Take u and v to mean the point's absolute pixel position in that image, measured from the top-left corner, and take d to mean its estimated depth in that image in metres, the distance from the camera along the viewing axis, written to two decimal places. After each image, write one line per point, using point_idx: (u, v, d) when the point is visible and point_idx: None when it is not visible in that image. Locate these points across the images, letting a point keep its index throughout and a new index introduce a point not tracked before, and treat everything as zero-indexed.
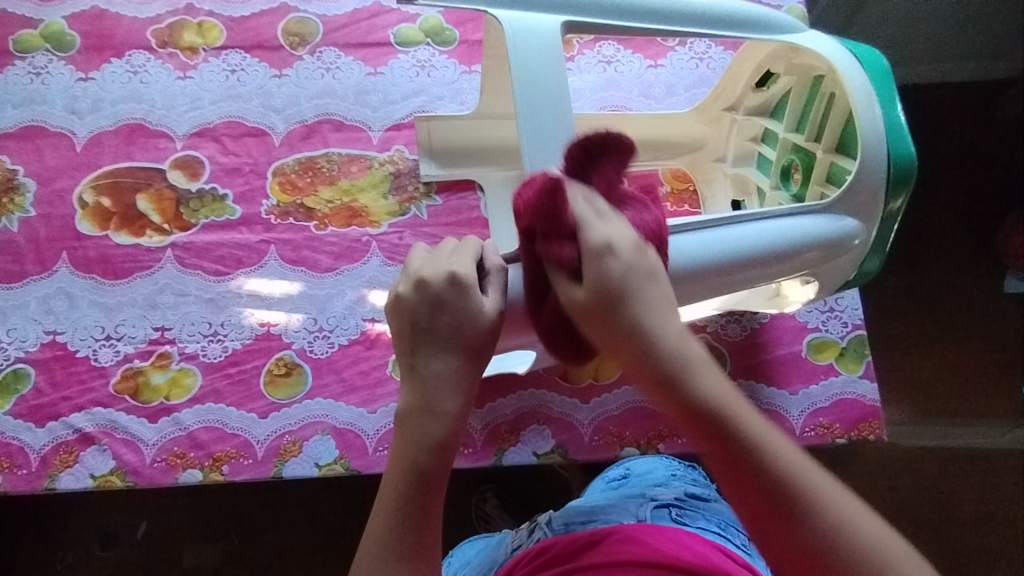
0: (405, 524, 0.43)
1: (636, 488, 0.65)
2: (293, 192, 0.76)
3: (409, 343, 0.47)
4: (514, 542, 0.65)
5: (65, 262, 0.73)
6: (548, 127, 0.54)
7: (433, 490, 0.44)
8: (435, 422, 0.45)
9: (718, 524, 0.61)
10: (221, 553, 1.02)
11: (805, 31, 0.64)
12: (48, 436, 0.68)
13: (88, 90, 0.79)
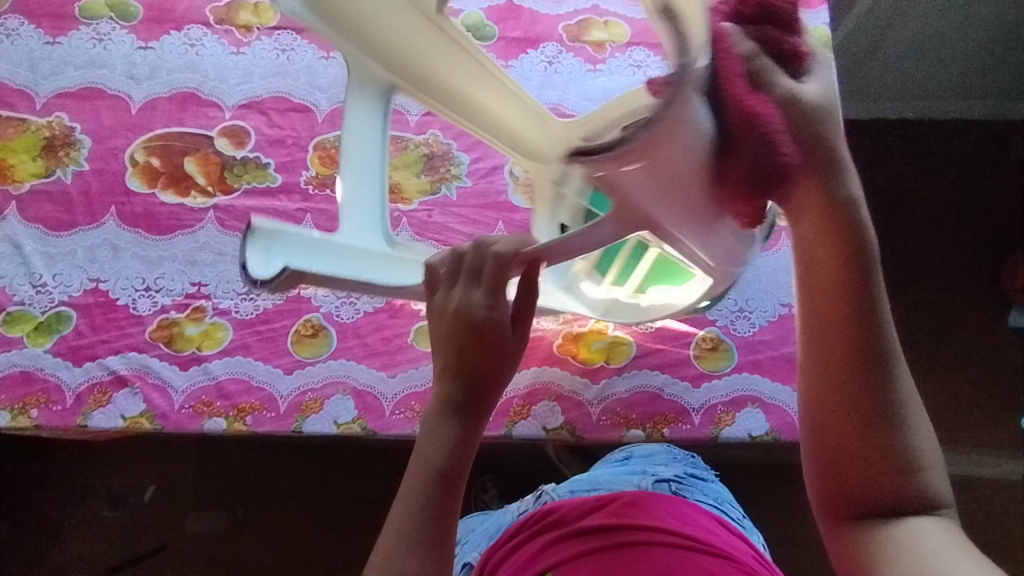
0: (425, 513, 0.49)
1: (637, 466, 0.73)
2: (332, 166, 0.80)
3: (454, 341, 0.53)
4: (520, 508, 0.72)
5: (113, 215, 0.78)
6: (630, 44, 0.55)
7: (451, 486, 0.50)
8: (449, 424, 0.52)
9: (715, 499, 0.71)
10: (225, 521, 1.05)
11: None
12: (84, 376, 0.72)
13: (146, 59, 0.84)
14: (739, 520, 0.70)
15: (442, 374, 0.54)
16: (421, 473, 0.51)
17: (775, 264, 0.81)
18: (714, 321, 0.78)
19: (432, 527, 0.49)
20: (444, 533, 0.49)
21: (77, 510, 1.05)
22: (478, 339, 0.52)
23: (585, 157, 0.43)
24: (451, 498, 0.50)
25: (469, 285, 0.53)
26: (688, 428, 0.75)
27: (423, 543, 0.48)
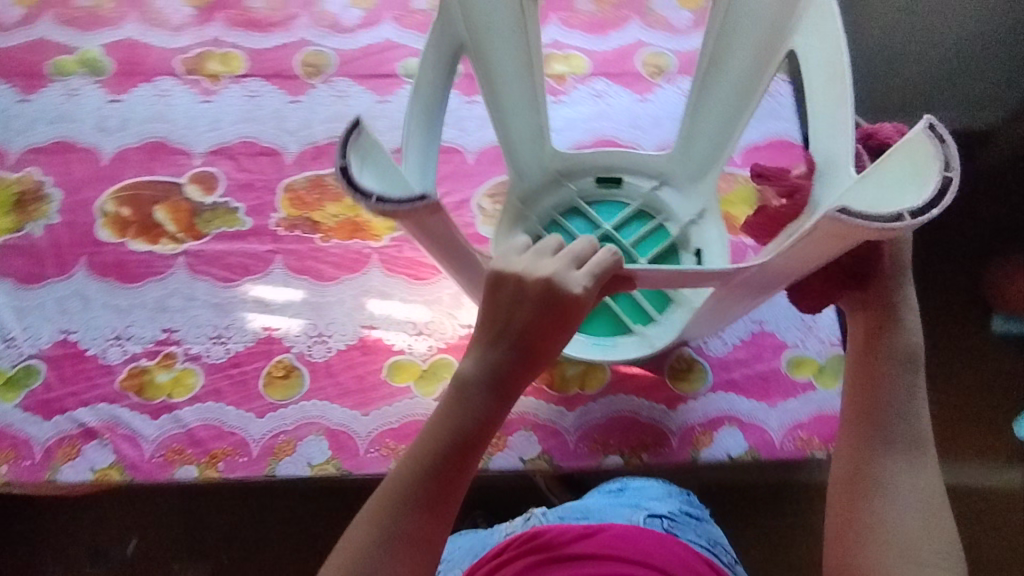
0: (431, 477, 0.52)
1: (631, 499, 0.73)
2: (302, 207, 0.81)
3: (494, 318, 0.53)
4: (508, 529, 0.71)
5: (83, 266, 0.78)
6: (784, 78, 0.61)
7: (462, 463, 0.53)
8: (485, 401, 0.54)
9: (707, 541, 0.70)
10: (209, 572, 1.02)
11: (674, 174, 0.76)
12: (53, 429, 0.71)
13: (116, 111, 0.86)
14: (729, 564, 0.69)
15: (491, 339, 0.54)
16: (443, 436, 0.53)
17: None
18: (689, 342, 0.78)
19: (434, 492, 0.51)
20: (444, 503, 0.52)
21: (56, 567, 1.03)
22: (551, 316, 0.52)
23: (853, 218, 0.44)
24: (467, 466, 0.53)
25: (568, 266, 0.53)
26: (667, 452, 0.74)
27: (418, 505, 0.51)
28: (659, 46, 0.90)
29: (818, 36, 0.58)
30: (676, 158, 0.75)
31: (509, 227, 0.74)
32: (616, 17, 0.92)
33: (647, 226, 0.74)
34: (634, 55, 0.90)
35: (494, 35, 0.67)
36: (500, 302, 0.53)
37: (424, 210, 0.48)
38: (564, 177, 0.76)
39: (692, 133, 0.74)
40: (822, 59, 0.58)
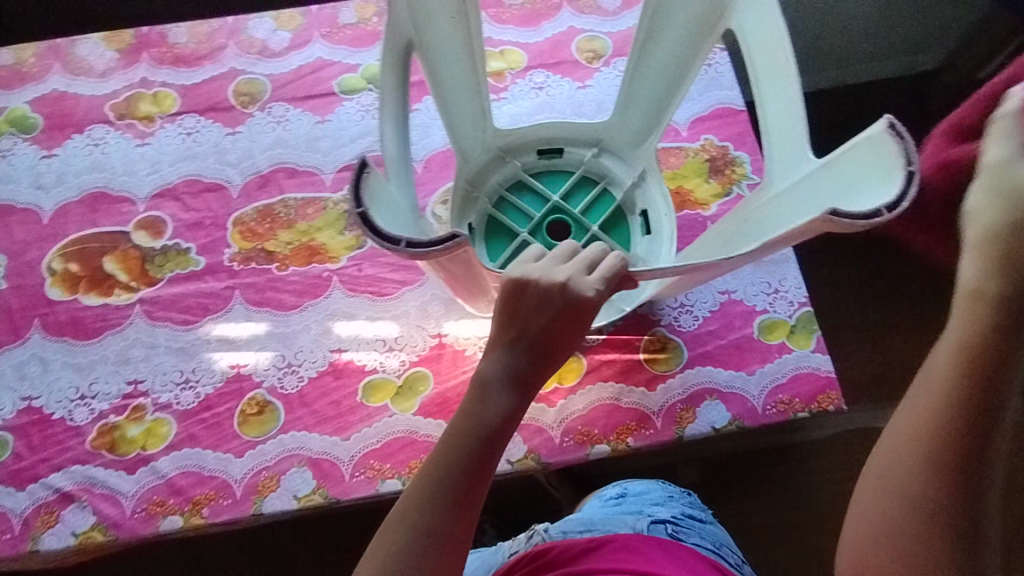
0: (460, 474, 0.51)
1: (634, 505, 0.73)
2: (254, 238, 0.80)
3: (511, 315, 0.54)
4: (512, 547, 0.71)
5: (37, 329, 0.76)
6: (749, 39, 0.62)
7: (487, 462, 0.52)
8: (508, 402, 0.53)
9: (712, 542, 0.70)
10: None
11: (618, 138, 0.74)
12: (28, 499, 0.69)
13: (52, 166, 0.83)
14: (737, 564, 0.69)
15: (508, 340, 0.54)
16: (462, 436, 0.52)
17: None
18: (660, 321, 0.78)
19: (463, 489, 0.50)
20: (469, 505, 0.50)
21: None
22: (569, 318, 0.54)
23: (842, 219, 0.46)
24: (484, 470, 0.51)
25: (581, 269, 0.55)
26: (651, 433, 0.74)
27: (446, 509, 0.50)
28: (593, 30, 0.90)
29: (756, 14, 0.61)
30: (615, 125, 0.73)
31: (462, 213, 0.71)
32: (547, 7, 0.92)
33: (593, 193, 0.73)
34: (569, 43, 0.90)
35: (446, 39, 0.67)
36: (515, 302, 0.54)
37: (449, 250, 0.54)
38: (508, 154, 0.74)
39: (629, 100, 0.73)
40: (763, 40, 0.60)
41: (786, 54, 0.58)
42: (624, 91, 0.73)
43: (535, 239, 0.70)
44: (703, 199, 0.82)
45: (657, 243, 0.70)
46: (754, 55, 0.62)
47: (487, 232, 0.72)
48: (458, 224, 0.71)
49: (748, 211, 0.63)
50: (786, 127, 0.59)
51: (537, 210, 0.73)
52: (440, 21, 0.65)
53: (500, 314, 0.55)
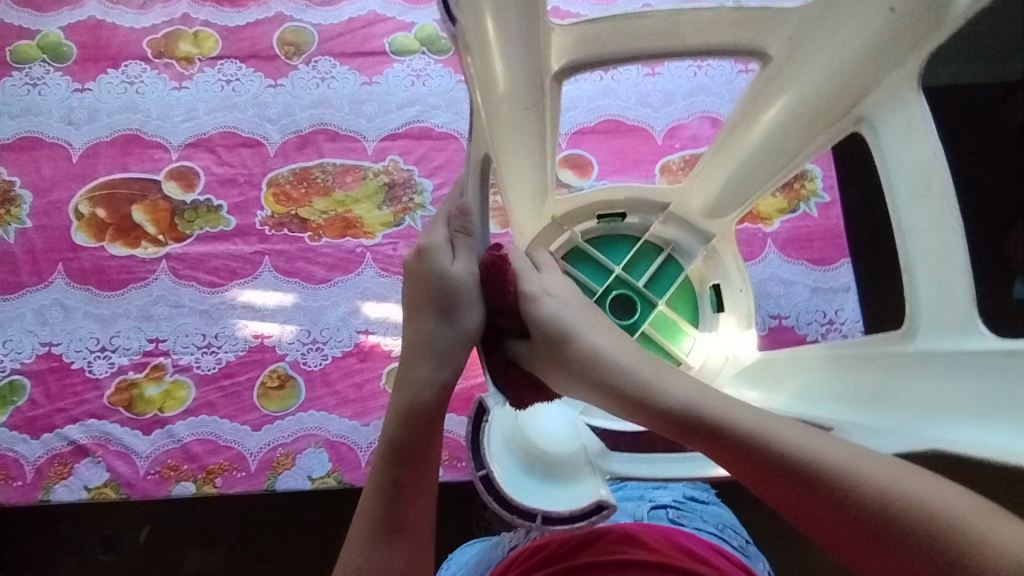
0: (382, 498, 0.42)
1: (635, 490, 0.64)
2: (288, 203, 0.76)
3: (423, 304, 0.48)
4: (511, 541, 0.59)
5: (61, 273, 0.74)
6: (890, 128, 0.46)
7: (409, 497, 0.42)
8: (422, 390, 0.45)
9: (716, 526, 0.60)
10: (224, 559, 0.86)
11: (688, 207, 0.64)
12: (42, 448, 0.68)
13: (84, 101, 0.79)
14: (742, 548, 0.59)
15: (435, 315, 0.48)
16: (391, 464, 0.42)
17: (762, 275, 0.75)
18: None
19: (403, 516, 0.41)
20: (413, 526, 0.42)
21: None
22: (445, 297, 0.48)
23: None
24: (423, 470, 0.43)
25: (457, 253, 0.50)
26: None
27: (389, 535, 0.41)
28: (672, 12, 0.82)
29: (891, 126, 0.46)
30: (688, 192, 0.64)
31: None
32: None
33: (656, 262, 0.67)
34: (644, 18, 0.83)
35: (509, 124, 0.49)
36: (423, 294, 0.49)
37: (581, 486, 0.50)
38: (564, 221, 0.66)
39: (705, 172, 0.61)
40: (913, 164, 0.44)
41: (942, 183, 0.43)
42: (706, 156, 0.60)
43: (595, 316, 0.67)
44: (766, 213, 0.77)
45: (727, 325, 0.65)
46: (895, 183, 0.46)
47: None
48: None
49: (894, 366, 0.46)
50: (938, 283, 0.44)
51: (597, 280, 0.67)
52: (502, 110, 0.48)
53: (423, 317, 0.48)
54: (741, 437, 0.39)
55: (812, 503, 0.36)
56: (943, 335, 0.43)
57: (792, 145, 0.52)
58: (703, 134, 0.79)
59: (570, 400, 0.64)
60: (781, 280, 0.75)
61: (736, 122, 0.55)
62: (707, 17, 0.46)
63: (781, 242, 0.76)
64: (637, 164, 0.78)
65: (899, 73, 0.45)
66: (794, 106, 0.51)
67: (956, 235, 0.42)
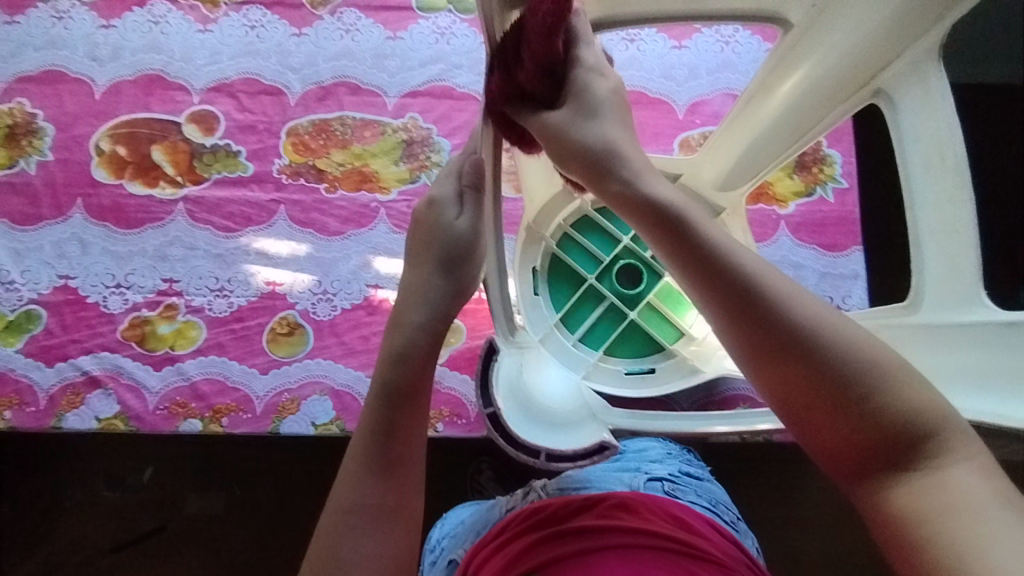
0: (375, 439, 0.42)
1: (631, 461, 0.64)
2: (306, 153, 0.76)
3: (425, 253, 0.49)
4: (507, 504, 0.60)
5: (80, 208, 0.74)
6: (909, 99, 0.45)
7: (401, 440, 0.43)
8: (415, 335, 0.45)
9: (708, 501, 0.61)
10: (223, 500, 0.89)
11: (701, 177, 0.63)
12: (56, 377, 0.70)
13: (109, 38, 0.79)
14: (733, 524, 0.60)
15: (434, 266, 0.48)
16: (383, 405, 0.43)
17: (773, 257, 0.75)
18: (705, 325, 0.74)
19: (394, 456, 0.42)
20: (403, 465, 0.42)
21: (25, 528, 0.89)
22: (451, 254, 0.48)
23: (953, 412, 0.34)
24: (415, 413, 0.43)
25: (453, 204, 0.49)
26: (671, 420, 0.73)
27: (377, 473, 0.42)
28: None
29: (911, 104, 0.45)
30: (701, 162, 0.62)
31: (526, 256, 0.66)
32: None
33: None
34: None
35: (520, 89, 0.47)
36: (423, 245, 0.49)
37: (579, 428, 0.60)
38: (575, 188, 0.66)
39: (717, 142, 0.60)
40: (927, 137, 0.44)
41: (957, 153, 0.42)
42: (717, 131, 0.59)
43: (601, 285, 0.67)
44: (783, 195, 0.76)
45: None
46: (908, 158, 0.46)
47: (552, 275, 0.68)
48: (522, 269, 0.66)
49: (897, 336, 0.46)
50: (944, 256, 0.44)
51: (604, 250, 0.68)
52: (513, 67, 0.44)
53: (417, 270, 0.49)
54: (716, 254, 0.38)
55: (765, 329, 0.36)
56: (949, 306, 0.43)
57: (810, 116, 0.51)
58: (726, 111, 0.78)
59: (574, 363, 0.64)
60: (791, 264, 0.75)
61: (752, 93, 0.53)
62: None
63: (795, 225, 0.76)
64: (656, 137, 0.78)
65: (919, 46, 0.43)
66: (812, 79, 0.49)
67: (969, 208, 0.42)
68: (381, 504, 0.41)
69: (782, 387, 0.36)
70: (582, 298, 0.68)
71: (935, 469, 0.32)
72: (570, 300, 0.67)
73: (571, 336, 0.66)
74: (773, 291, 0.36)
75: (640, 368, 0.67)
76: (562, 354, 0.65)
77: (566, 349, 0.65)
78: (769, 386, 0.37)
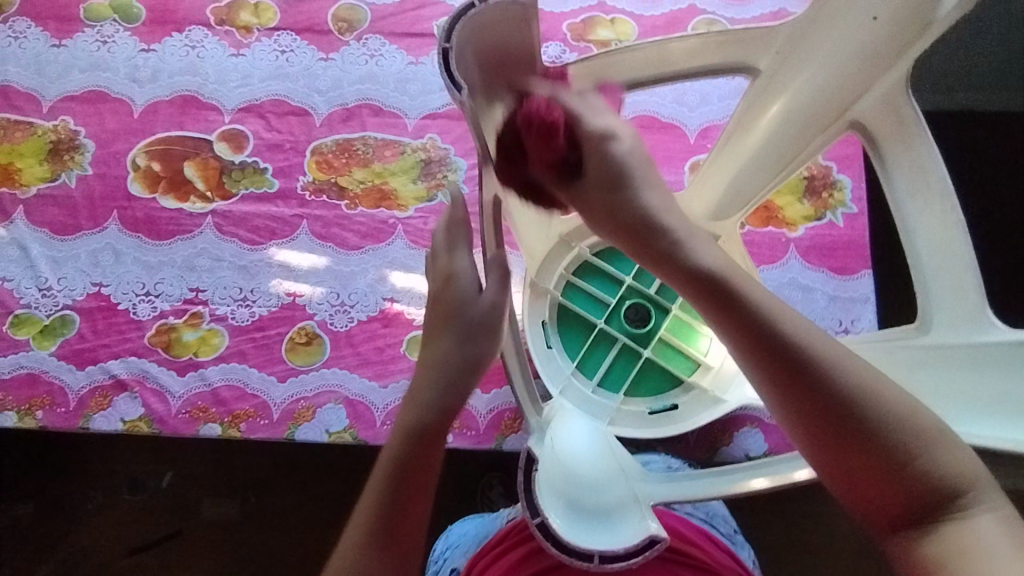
0: (383, 512, 0.39)
1: None
2: (329, 171, 0.80)
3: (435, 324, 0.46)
4: (510, 515, 0.62)
5: (115, 220, 0.79)
6: (885, 126, 0.48)
7: (406, 508, 0.40)
8: (427, 409, 0.43)
9: (707, 514, 0.62)
10: (238, 509, 0.91)
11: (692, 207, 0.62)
12: (86, 379, 0.73)
13: (149, 61, 0.84)
14: (729, 535, 0.61)
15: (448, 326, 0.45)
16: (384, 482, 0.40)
17: (781, 279, 0.76)
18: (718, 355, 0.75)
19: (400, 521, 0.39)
20: (409, 534, 0.40)
21: (49, 527, 0.92)
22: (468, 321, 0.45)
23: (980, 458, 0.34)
24: (417, 488, 0.40)
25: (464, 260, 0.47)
26: (682, 446, 0.73)
27: (376, 543, 0.39)
28: (715, 14, 0.85)
29: (889, 134, 0.48)
30: (691, 196, 0.62)
31: (534, 312, 0.69)
32: None
33: None
34: (686, 22, 0.85)
35: None
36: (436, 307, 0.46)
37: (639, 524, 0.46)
38: (572, 239, 0.69)
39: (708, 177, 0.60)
40: (908, 163, 0.47)
41: (937, 171, 0.46)
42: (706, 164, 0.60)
43: (610, 327, 0.70)
44: (792, 219, 0.78)
45: None
46: (894, 182, 0.48)
47: (560, 326, 0.71)
48: (532, 323, 0.69)
49: (908, 359, 0.46)
50: (947, 276, 0.46)
51: (608, 293, 0.71)
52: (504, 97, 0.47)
53: (428, 328, 0.46)
54: (742, 301, 0.36)
55: (786, 379, 0.35)
56: (957, 328, 0.45)
57: (794, 144, 0.53)
58: None
59: (596, 409, 0.66)
60: (800, 286, 0.76)
61: (731, 132, 0.56)
62: (693, 45, 0.50)
63: (804, 249, 0.77)
64: (667, 160, 0.80)
65: (888, 78, 0.47)
66: (793, 108, 0.52)
67: (960, 230, 0.45)
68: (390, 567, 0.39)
69: (829, 455, 0.35)
70: (594, 344, 0.70)
71: (964, 521, 0.32)
72: (582, 347, 0.69)
73: (589, 383, 0.68)
74: (807, 347, 0.35)
75: (663, 405, 0.68)
76: (583, 404, 0.66)
77: (586, 396, 0.67)
78: (817, 457, 0.36)
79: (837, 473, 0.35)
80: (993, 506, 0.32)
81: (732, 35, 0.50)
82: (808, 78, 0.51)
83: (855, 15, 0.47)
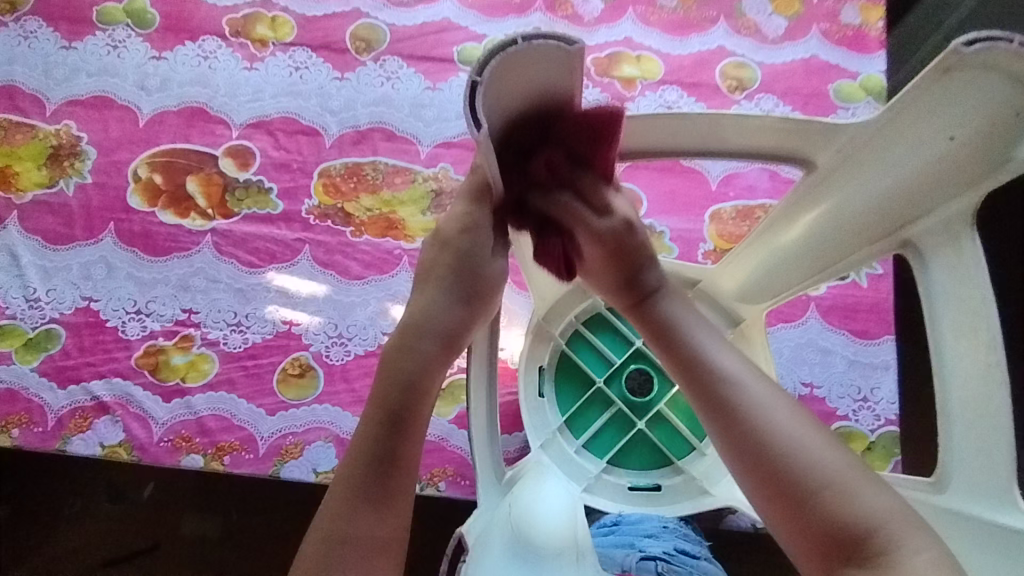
0: (364, 493, 0.40)
1: (626, 536, 0.62)
2: (336, 196, 0.77)
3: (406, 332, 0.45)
4: None
5: (111, 232, 0.76)
6: (937, 254, 0.46)
7: (389, 494, 0.41)
8: (404, 391, 0.43)
9: None
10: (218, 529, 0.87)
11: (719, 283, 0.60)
12: (67, 399, 0.70)
13: (159, 69, 0.81)
14: None
15: (418, 332, 0.46)
16: (365, 464, 0.41)
17: (799, 339, 0.73)
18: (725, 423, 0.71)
19: (383, 492, 0.41)
20: (401, 495, 0.41)
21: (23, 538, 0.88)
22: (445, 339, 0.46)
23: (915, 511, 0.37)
24: (400, 475, 0.41)
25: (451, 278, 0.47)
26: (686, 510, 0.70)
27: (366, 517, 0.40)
28: (744, 56, 0.82)
29: (942, 264, 0.45)
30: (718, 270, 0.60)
31: (532, 356, 0.65)
32: (701, 18, 0.84)
33: None
34: (714, 64, 0.82)
35: None
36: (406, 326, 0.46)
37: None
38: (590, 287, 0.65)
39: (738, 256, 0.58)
40: (956, 294, 0.45)
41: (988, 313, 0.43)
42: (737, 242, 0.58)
43: (609, 390, 0.66)
44: None
45: None
46: (939, 314, 0.45)
47: (559, 377, 0.67)
48: (529, 368, 0.65)
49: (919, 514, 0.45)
50: (976, 436, 0.43)
51: (615, 352, 0.67)
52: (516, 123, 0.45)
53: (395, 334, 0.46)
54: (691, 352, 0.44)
55: (725, 419, 0.41)
56: (973, 498, 0.43)
57: (836, 249, 0.51)
58: (760, 185, 0.77)
59: (574, 473, 0.63)
60: (819, 348, 0.72)
61: (772, 219, 0.53)
62: (755, 123, 0.46)
63: (825, 309, 0.73)
64: (687, 207, 0.77)
65: (957, 205, 0.44)
66: (837, 214, 0.49)
67: (1001, 393, 0.42)
68: (372, 533, 0.40)
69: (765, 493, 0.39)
70: (590, 402, 0.66)
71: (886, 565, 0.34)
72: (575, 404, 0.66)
73: (575, 442, 0.65)
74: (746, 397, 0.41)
75: (645, 482, 0.64)
76: (563, 463, 0.63)
77: (567, 458, 0.63)
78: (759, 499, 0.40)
79: (780, 515, 0.39)
80: (915, 548, 0.35)
81: (793, 124, 0.45)
82: (866, 187, 0.47)
83: (925, 134, 0.42)
